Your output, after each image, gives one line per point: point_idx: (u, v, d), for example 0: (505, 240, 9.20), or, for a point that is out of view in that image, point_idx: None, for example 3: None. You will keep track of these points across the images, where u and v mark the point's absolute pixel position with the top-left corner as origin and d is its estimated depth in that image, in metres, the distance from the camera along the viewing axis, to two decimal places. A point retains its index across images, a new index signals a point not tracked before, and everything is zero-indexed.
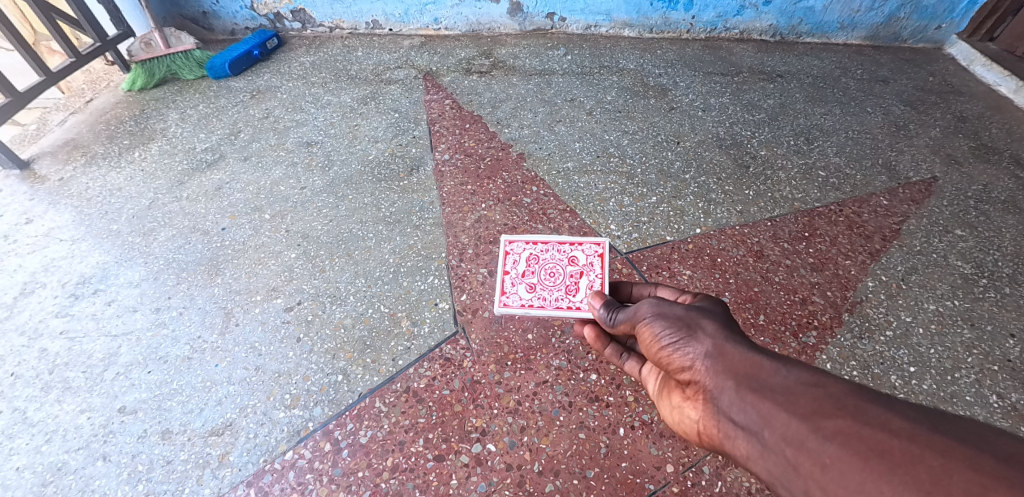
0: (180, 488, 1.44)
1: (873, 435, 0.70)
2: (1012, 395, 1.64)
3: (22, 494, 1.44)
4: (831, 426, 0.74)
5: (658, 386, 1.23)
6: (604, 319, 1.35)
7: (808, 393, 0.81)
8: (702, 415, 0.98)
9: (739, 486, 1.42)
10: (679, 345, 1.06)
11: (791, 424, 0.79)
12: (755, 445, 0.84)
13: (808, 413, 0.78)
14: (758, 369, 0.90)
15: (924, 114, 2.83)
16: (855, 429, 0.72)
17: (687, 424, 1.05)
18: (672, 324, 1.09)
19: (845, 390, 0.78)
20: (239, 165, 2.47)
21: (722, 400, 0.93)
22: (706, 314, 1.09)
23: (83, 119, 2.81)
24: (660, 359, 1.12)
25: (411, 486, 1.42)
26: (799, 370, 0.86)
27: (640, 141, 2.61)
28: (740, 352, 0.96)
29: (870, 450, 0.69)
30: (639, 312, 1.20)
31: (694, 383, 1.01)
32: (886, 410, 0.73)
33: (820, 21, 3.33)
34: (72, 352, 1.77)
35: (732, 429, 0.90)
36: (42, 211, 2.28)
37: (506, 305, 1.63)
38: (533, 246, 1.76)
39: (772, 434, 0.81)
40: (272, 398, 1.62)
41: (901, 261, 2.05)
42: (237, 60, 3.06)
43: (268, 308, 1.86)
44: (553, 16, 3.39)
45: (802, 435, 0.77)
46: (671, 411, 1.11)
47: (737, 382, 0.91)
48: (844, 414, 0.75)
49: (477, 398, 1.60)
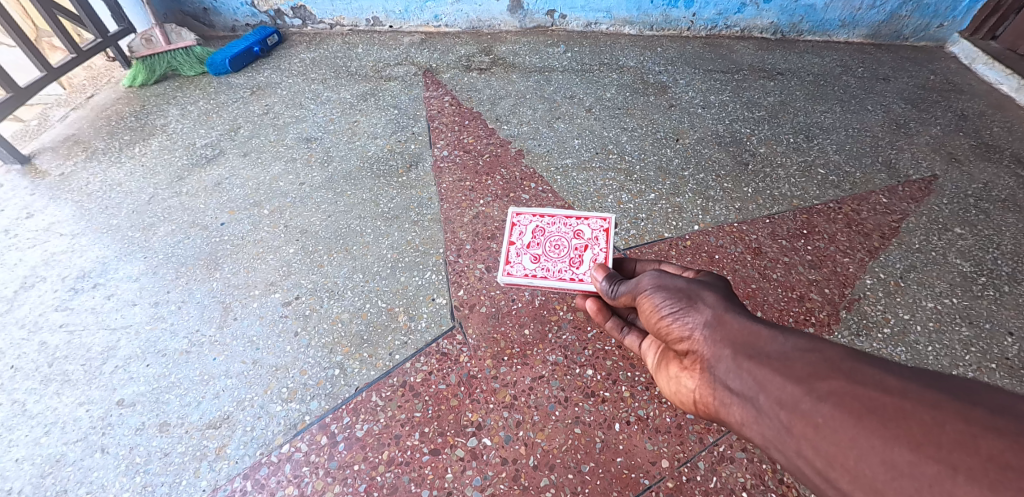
0: (177, 481, 1.45)
1: (867, 393, 0.71)
2: (1009, 393, 1.64)
3: (21, 485, 1.46)
4: (825, 387, 0.75)
5: (655, 359, 1.28)
6: (605, 291, 1.41)
7: (805, 358, 0.82)
8: (699, 384, 1.03)
9: (734, 481, 1.42)
10: (679, 314, 1.10)
11: (786, 388, 0.80)
12: (750, 410, 0.87)
13: (803, 376, 0.79)
14: (756, 337, 0.93)
15: (925, 112, 2.82)
16: (848, 389, 0.73)
17: (686, 393, 1.09)
18: (672, 295, 1.14)
19: (841, 353, 0.79)
20: (238, 161, 2.48)
21: (720, 368, 0.96)
22: (706, 286, 1.13)
23: (84, 114, 2.82)
24: (660, 330, 1.16)
25: (407, 479, 1.43)
26: (796, 337, 0.88)
27: (639, 138, 2.61)
28: (739, 321, 1.00)
29: (863, 407, 0.70)
30: (640, 284, 1.25)
31: (692, 353, 1.06)
32: (880, 370, 0.73)
33: (822, 18, 3.32)
34: (72, 345, 1.78)
35: (727, 396, 0.93)
36: (42, 205, 2.29)
37: (510, 274, 1.66)
38: (539, 220, 1.79)
39: (766, 398, 0.83)
40: (269, 391, 1.62)
41: (899, 259, 2.05)
42: (237, 56, 3.07)
43: (267, 302, 1.87)
44: (553, 13, 3.39)
45: (797, 397, 0.78)
46: (671, 382, 1.15)
47: (735, 350, 0.94)
48: (839, 375, 0.76)
49: (474, 392, 1.61)
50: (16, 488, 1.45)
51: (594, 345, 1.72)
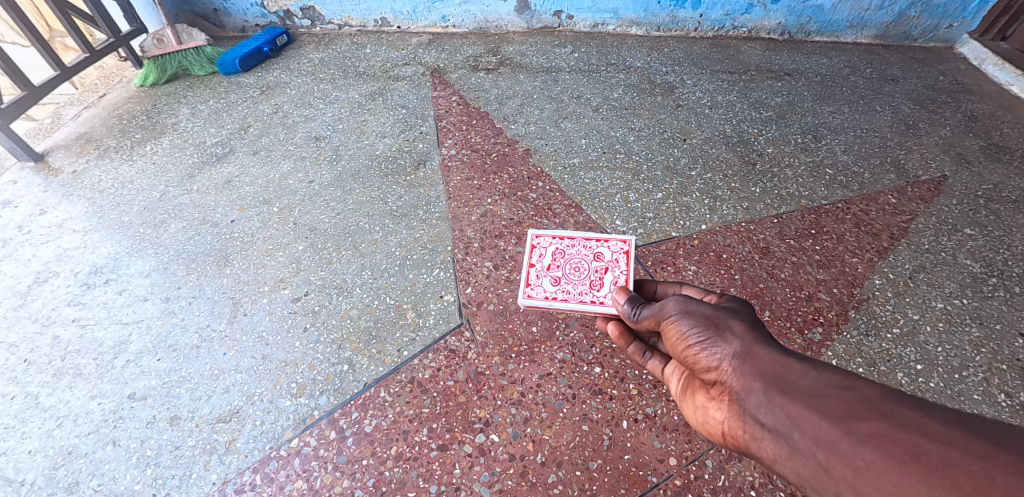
0: (187, 474, 1.46)
1: (910, 439, 0.70)
2: (1021, 394, 1.63)
3: (34, 476, 1.47)
4: (865, 429, 0.74)
5: (680, 385, 1.24)
6: (627, 314, 1.35)
7: (840, 396, 0.81)
8: (727, 416, 0.99)
9: (742, 480, 1.42)
10: (705, 344, 1.05)
11: (823, 427, 0.79)
12: (783, 447, 0.85)
13: (841, 416, 0.78)
14: (787, 371, 0.91)
15: (934, 113, 2.81)
16: (890, 432, 0.72)
17: (711, 424, 1.06)
18: (698, 322, 1.09)
19: (878, 393, 0.78)
20: (248, 159, 2.50)
21: (750, 401, 0.93)
22: (732, 313, 1.08)
23: (96, 113, 2.85)
24: (684, 358, 1.11)
25: (415, 474, 1.44)
26: (830, 372, 0.86)
27: (646, 138, 2.61)
28: (768, 353, 0.96)
29: (907, 454, 0.69)
30: (663, 309, 1.19)
31: (718, 383, 1.02)
32: (921, 413, 0.72)
33: (830, 19, 3.32)
34: (84, 339, 1.80)
35: (759, 431, 0.90)
36: (55, 202, 2.32)
37: (530, 297, 1.63)
38: (560, 243, 1.77)
39: (802, 436, 0.81)
40: (278, 386, 1.64)
41: (908, 259, 2.04)
42: (247, 56, 3.10)
43: (276, 298, 1.89)
44: (561, 13, 3.40)
45: (835, 438, 0.76)
46: (695, 410, 1.12)
47: (766, 384, 0.91)
48: (878, 417, 0.75)
49: (481, 389, 1.61)
50: (29, 480, 1.47)
51: (601, 343, 1.72)
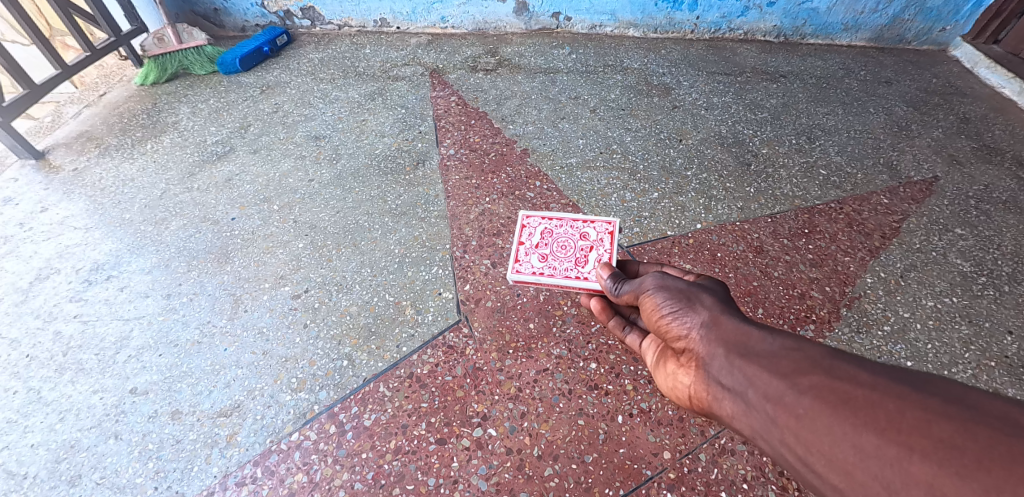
0: (189, 467, 1.48)
1: (843, 388, 0.79)
2: (1008, 390, 1.66)
3: (37, 470, 1.49)
4: (807, 382, 0.83)
5: (655, 356, 1.32)
6: (609, 289, 1.40)
7: (790, 356, 0.89)
8: (694, 380, 1.07)
9: (735, 473, 1.45)
10: (678, 315, 1.13)
11: (773, 383, 0.87)
12: (739, 403, 0.93)
13: (789, 373, 0.86)
14: (747, 337, 0.99)
15: (927, 115, 2.85)
16: (827, 383, 0.81)
17: (681, 388, 1.14)
18: (672, 296, 1.17)
19: (822, 353, 0.86)
20: (248, 158, 2.52)
21: (713, 365, 1.01)
22: (705, 289, 1.16)
23: (97, 111, 2.87)
24: (659, 330, 1.19)
25: (413, 468, 1.46)
26: (783, 337, 0.94)
27: (643, 138, 2.64)
28: (733, 322, 1.04)
29: (838, 399, 0.78)
30: (642, 285, 1.26)
31: (688, 351, 1.10)
32: (854, 366, 0.81)
33: (825, 22, 3.36)
34: (86, 335, 1.82)
35: (719, 391, 0.98)
36: (56, 200, 2.33)
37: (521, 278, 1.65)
38: (548, 222, 1.78)
39: (754, 393, 0.90)
40: (279, 381, 1.66)
41: (899, 258, 2.07)
42: (248, 55, 3.12)
43: (277, 295, 1.91)
44: (558, 15, 3.44)
45: (782, 391, 0.85)
46: (666, 377, 1.20)
47: (728, 349, 0.99)
48: (818, 372, 0.83)
49: (479, 384, 1.64)
50: (33, 473, 1.48)
51: (597, 339, 1.75)
